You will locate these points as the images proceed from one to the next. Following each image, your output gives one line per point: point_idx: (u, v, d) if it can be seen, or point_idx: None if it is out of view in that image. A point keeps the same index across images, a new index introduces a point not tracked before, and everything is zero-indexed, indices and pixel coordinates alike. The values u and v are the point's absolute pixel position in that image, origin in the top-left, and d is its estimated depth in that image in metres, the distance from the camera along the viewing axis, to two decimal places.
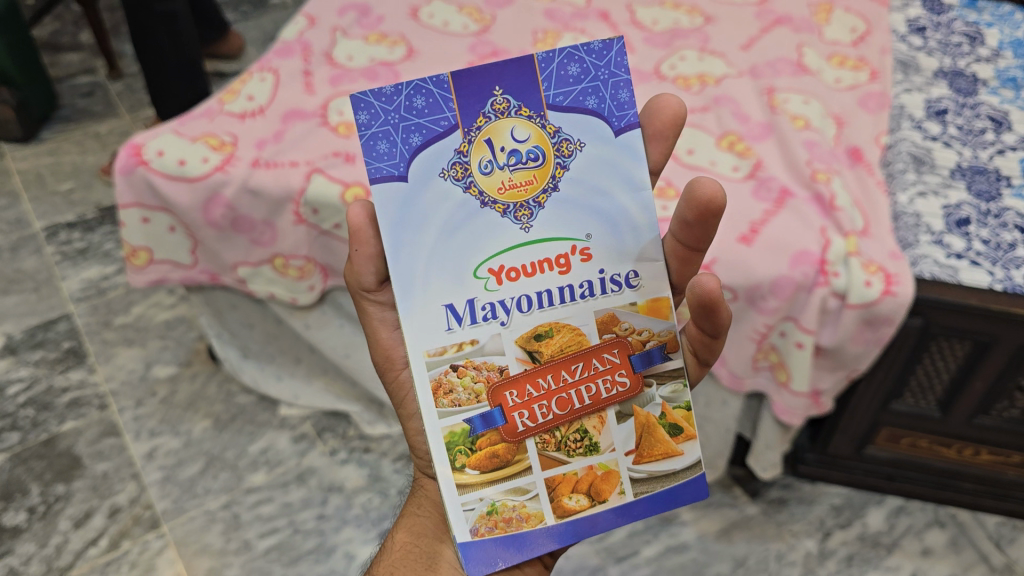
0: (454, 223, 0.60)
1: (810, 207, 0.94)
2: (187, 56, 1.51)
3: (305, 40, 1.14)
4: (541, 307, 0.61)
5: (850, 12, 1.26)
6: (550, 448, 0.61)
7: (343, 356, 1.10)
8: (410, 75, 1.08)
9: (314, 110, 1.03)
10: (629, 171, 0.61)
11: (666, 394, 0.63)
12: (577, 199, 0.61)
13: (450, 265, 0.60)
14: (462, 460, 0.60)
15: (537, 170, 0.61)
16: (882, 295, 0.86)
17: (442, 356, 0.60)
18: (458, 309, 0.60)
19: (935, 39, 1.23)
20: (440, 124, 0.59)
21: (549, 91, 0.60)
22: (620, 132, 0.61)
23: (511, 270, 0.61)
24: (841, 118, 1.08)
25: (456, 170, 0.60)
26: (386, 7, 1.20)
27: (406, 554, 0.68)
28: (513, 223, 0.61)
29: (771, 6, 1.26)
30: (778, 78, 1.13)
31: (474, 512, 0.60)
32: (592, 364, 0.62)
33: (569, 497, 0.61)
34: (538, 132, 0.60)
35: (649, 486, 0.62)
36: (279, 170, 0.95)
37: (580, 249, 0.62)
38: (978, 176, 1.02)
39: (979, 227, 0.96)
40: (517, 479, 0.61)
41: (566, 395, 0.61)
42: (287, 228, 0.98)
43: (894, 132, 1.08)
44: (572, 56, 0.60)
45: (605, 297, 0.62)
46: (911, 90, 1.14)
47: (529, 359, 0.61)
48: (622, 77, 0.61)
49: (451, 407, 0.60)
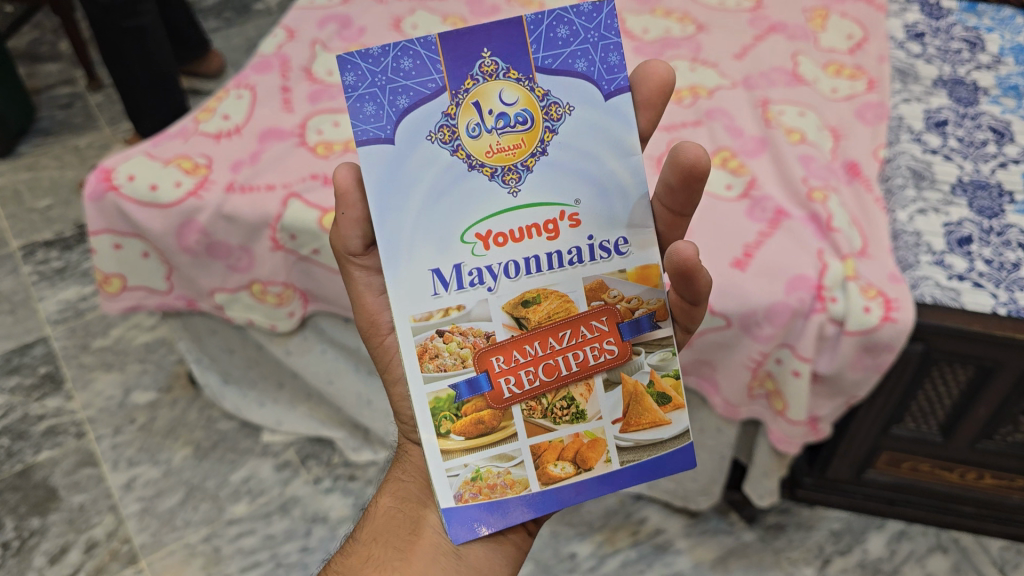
0: (440, 188, 0.60)
1: (806, 227, 0.90)
2: (156, 70, 1.52)
3: (284, 54, 1.10)
4: (529, 273, 0.61)
5: (845, 18, 1.22)
6: (535, 415, 0.62)
7: (326, 382, 1.07)
8: None
9: (292, 129, 1.00)
10: (616, 135, 0.61)
11: (654, 361, 0.62)
12: (566, 162, 0.61)
13: (435, 231, 0.60)
14: (447, 426, 0.61)
15: (525, 134, 0.60)
16: (881, 321, 0.82)
17: (428, 320, 0.60)
18: (445, 274, 0.61)
19: (935, 45, 1.19)
20: (427, 86, 0.59)
21: (537, 53, 0.60)
22: (609, 96, 0.60)
23: (499, 236, 0.61)
24: (837, 130, 1.05)
25: (443, 133, 0.60)
26: (367, 18, 1.16)
27: (390, 519, 0.68)
28: (501, 187, 0.60)
29: (765, 14, 1.22)
30: (772, 90, 1.09)
31: (458, 478, 0.61)
32: (580, 331, 0.62)
33: (554, 464, 0.61)
34: (526, 95, 0.60)
35: (636, 455, 0.62)
36: (254, 194, 0.92)
37: (568, 215, 0.61)
38: (980, 191, 0.99)
39: (981, 245, 0.92)
40: (503, 445, 0.61)
41: (553, 361, 0.62)
42: (264, 254, 0.94)
43: (893, 144, 1.05)
44: (561, 17, 0.59)
45: (593, 263, 0.62)
46: (910, 99, 1.10)
47: (516, 326, 0.61)
48: (612, 40, 0.60)
49: (436, 372, 0.60)
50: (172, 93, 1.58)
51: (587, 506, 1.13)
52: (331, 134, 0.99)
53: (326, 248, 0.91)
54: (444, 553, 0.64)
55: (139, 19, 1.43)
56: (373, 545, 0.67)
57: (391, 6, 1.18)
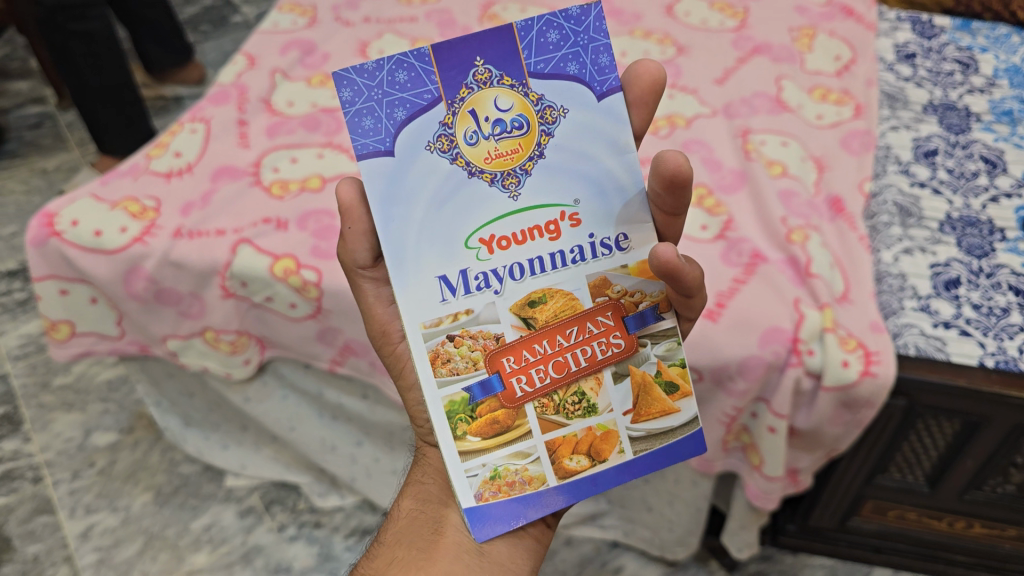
0: (442, 196, 0.57)
1: (784, 271, 0.86)
2: (110, 81, 1.51)
3: (242, 83, 1.05)
4: (534, 275, 0.58)
5: (834, 37, 1.16)
6: (549, 411, 0.59)
7: (287, 429, 1.03)
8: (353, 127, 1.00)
9: (247, 167, 0.95)
10: (611, 135, 0.58)
11: (660, 352, 0.60)
12: (564, 164, 0.58)
13: (439, 238, 0.57)
14: (463, 427, 0.58)
15: (521, 139, 0.57)
16: (861, 376, 0.78)
17: (437, 327, 0.57)
18: (452, 279, 0.57)
19: (926, 67, 1.14)
20: (423, 96, 0.56)
21: (529, 59, 0.56)
22: (601, 97, 0.57)
23: (502, 239, 0.58)
24: (822, 160, 1.00)
25: (442, 142, 0.56)
26: (332, 44, 1.11)
27: (414, 521, 0.66)
28: (502, 193, 0.57)
29: (749, 33, 1.17)
30: (753, 118, 1.04)
31: (477, 478, 0.58)
32: (587, 327, 0.59)
33: (569, 459, 0.59)
34: (521, 100, 0.57)
35: (647, 445, 0.59)
36: (203, 240, 0.88)
37: (568, 215, 0.58)
38: (969, 228, 0.94)
39: (970, 289, 0.88)
40: (518, 443, 0.59)
41: (563, 357, 0.59)
42: (214, 302, 0.89)
43: (879, 177, 1.00)
44: (551, 22, 0.56)
45: (595, 261, 0.59)
46: (898, 127, 1.06)
47: (525, 326, 0.58)
48: (601, 41, 0.57)
49: (450, 376, 0.58)
50: (128, 104, 1.56)
51: (559, 554, 1.10)
52: (287, 172, 0.95)
53: (279, 297, 0.87)
54: (468, 551, 0.62)
55: (87, 22, 1.42)
56: (398, 547, 0.65)
57: (358, 30, 1.14)
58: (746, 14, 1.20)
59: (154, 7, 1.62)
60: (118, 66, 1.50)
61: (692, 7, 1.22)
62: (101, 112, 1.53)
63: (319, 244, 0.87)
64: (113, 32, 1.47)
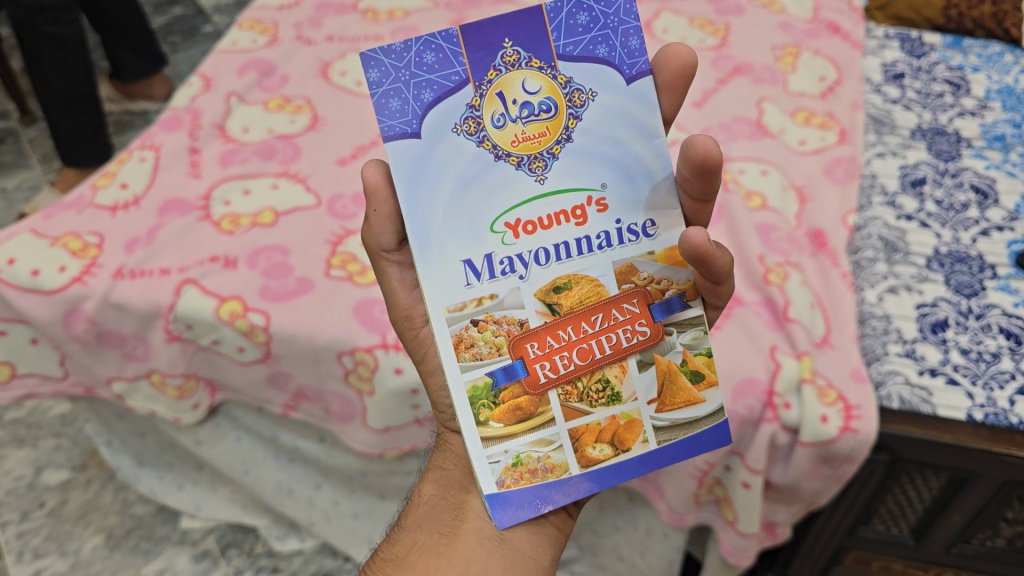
0: (468, 178, 0.54)
1: (760, 314, 0.81)
2: (79, 91, 1.36)
3: (195, 108, 1.00)
4: (559, 260, 0.55)
5: (819, 56, 1.12)
6: (572, 399, 0.55)
7: (242, 472, 0.98)
8: (310, 157, 0.95)
9: (196, 200, 0.90)
10: (639, 118, 0.54)
11: (686, 341, 0.56)
12: (593, 148, 0.55)
13: (464, 222, 0.54)
14: (486, 414, 0.54)
15: (549, 122, 0.54)
16: (841, 432, 0.73)
17: (461, 311, 0.54)
18: (476, 264, 0.54)
19: (915, 88, 1.09)
20: (451, 78, 0.53)
21: (557, 41, 0.54)
22: (631, 80, 0.54)
23: (528, 224, 0.54)
24: (803, 190, 0.96)
25: (469, 125, 0.54)
26: (292, 65, 1.06)
27: (433, 507, 0.61)
28: (528, 177, 0.54)
29: (729, 52, 1.12)
30: (730, 145, 1.00)
31: (500, 464, 0.55)
32: (612, 314, 0.55)
33: (592, 447, 0.55)
34: (549, 82, 0.54)
35: (671, 435, 0.56)
36: (144, 281, 0.83)
37: (595, 199, 0.55)
38: (958, 264, 0.89)
39: (958, 332, 0.83)
40: (541, 431, 0.55)
41: (587, 344, 0.55)
42: (158, 344, 0.84)
43: (864, 209, 0.95)
44: (581, 4, 0.53)
45: (622, 247, 0.56)
46: (885, 153, 1.01)
47: (549, 312, 0.55)
48: (631, 24, 0.54)
49: (473, 361, 0.54)
50: (95, 121, 1.41)
51: None
52: (239, 205, 0.90)
53: (225, 340, 0.82)
54: (492, 538, 0.57)
55: (61, 26, 1.26)
56: (416, 531, 0.60)
57: (320, 49, 1.09)
58: (727, 32, 1.15)
59: (129, 12, 1.43)
60: (84, 75, 1.34)
61: (670, 24, 1.15)
62: (63, 121, 1.37)
63: (268, 284, 0.83)
64: (84, 36, 1.33)
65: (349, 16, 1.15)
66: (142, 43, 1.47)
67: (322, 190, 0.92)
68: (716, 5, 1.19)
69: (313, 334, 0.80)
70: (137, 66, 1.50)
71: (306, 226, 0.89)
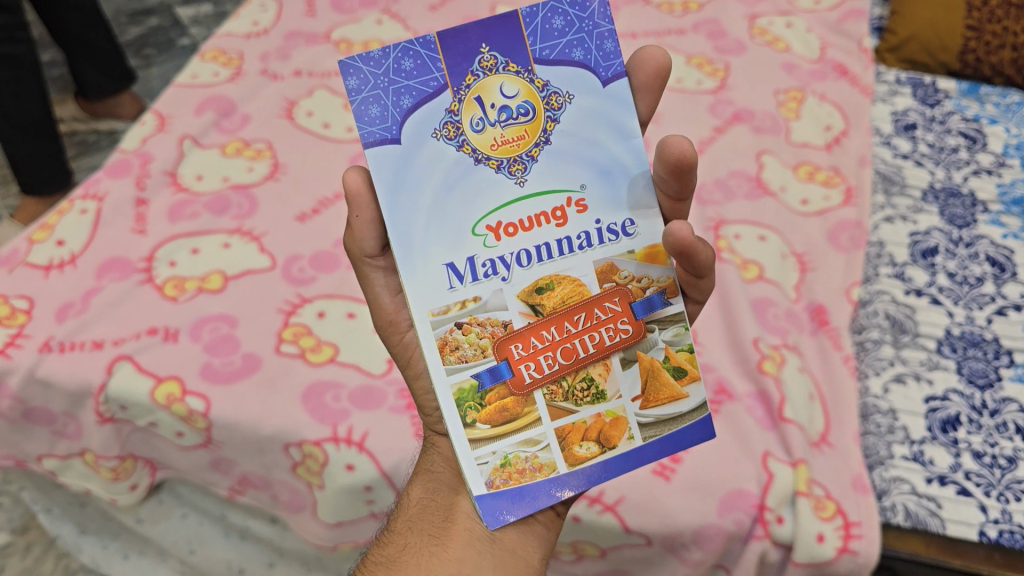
0: (449, 181, 0.48)
1: (753, 410, 0.74)
2: (36, 112, 1.23)
3: (145, 151, 0.91)
4: (542, 261, 0.49)
5: (824, 101, 1.05)
6: (557, 398, 0.49)
7: (186, 552, 0.89)
8: (267, 212, 0.87)
9: (138, 261, 0.82)
10: (617, 119, 0.49)
11: (668, 337, 0.50)
12: (573, 151, 0.49)
13: (445, 225, 0.48)
14: (472, 415, 0.48)
15: (527, 126, 0.48)
16: (838, 554, 0.65)
17: (445, 313, 0.48)
18: (458, 267, 0.48)
19: (927, 141, 1.00)
20: (429, 84, 0.47)
21: (534, 45, 0.48)
22: (605, 83, 0.49)
23: (509, 225, 0.48)
24: (804, 258, 0.88)
25: (448, 130, 0.48)
26: (255, 104, 0.98)
27: (422, 509, 0.54)
28: (507, 179, 0.48)
29: (728, 96, 1.04)
30: (726, 205, 0.92)
31: (488, 465, 0.48)
32: (594, 313, 0.49)
33: (579, 445, 0.49)
34: (527, 86, 0.48)
35: (656, 431, 0.49)
36: (75, 357, 0.75)
37: (576, 201, 0.49)
38: (972, 350, 0.81)
39: (971, 431, 0.75)
40: (526, 430, 0.49)
41: (571, 344, 0.49)
42: (90, 425, 0.76)
43: (869, 281, 0.87)
44: (556, 7, 0.48)
45: (603, 248, 0.49)
46: (893, 217, 0.93)
47: (532, 313, 0.49)
48: (606, 26, 0.49)
49: (458, 364, 0.48)
50: (55, 144, 1.28)
51: None
52: (185, 267, 0.82)
53: (163, 425, 0.74)
54: (484, 539, 0.51)
55: (13, 45, 1.16)
56: (406, 536, 0.53)
57: (286, 85, 1.01)
58: (726, 73, 1.07)
59: (98, 29, 1.35)
60: (39, 98, 1.22)
61: None
62: (21, 146, 1.23)
63: (211, 361, 0.75)
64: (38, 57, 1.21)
65: (321, 46, 1.07)
66: (110, 60, 1.38)
67: (277, 251, 0.84)
68: (716, 42, 1.11)
69: (257, 424, 0.72)
70: (104, 83, 1.40)
71: (258, 292, 0.81)
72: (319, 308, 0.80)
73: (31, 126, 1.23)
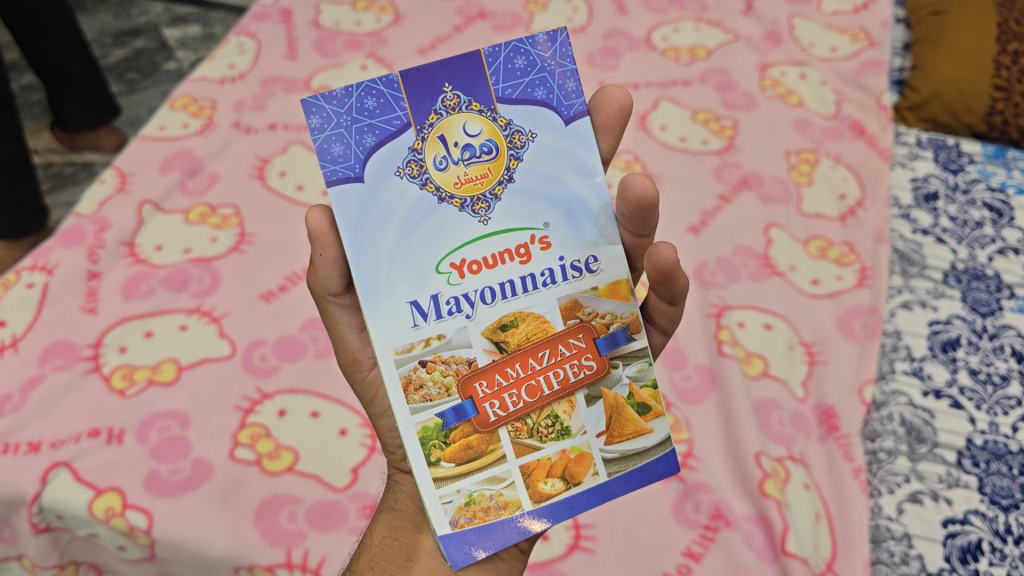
0: (412, 220, 0.46)
1: (752, 537, 0.67)
2: (11, 152, 1.16)
3: (102, 217, 0.85)
4: (505, 298, 0.47)
5: (839, 164, 0.97)
6: (522, 435, 0.47)
7: None
8: (229, 289, 0.81)
9: (85, 347, 0.75)
10: (579, 158, 0.48)
11: (632, 373, 0.48)
12: (536, 188, 0.48)
13: (408, 263, 0.46)
14: (437, 453, 0.46)
15: (491, 164, 0.47)
16: None
17: (409, 352, 0.46)
18: (422, 305, 0.46)
19: (949, 213, 0.92)
20: (392, 122, 0.46)
21: (496, 85, 0.47)
22: (569, 121, 0.48)
23: (473, 263, 0.47)
24: (813, 348, 0.81)
25: (411, 168, 0.46)
26: (225, 162, 0.91)
27: (386, 547, 0.51)
28: (470, 218, 0.47)
29: (735, 158, 0.97)
30: (730, 288, 0.84)
31: (452, 504, 0.46)
32: (559, 349, 0.47)
33: (543, 481, 0.46)
34: (490, 125, 0.47)
35: (621, 467, 0.47)
36: (9, 460, 0.68)
37: (539, 238, 0.48)
38: (996, 463, 0.73)
39: (994, 562, 0.67)
40: (490, 469, 0.46)
41: (536, 381, 0.47)
42: (25, 533, 0.67)
43: (884, 379, 0.79)
44: (519, 47, 0.47)
45: (566, 285, 0.48)
46: (912, 303, 0.85)
47: (497, 350, 0.47)
48: (569, 65, 0.48)
49: (423, 403, 0.46)
50: (30, 184, 1.21)
51: None
52: (137, 353, 0.75)
53: (103, 539, 0.66)
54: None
55: None
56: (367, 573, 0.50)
57: (260, 140, 0.94)
58: (735, 131, 1.00)
59: (80, 62, 1.30)
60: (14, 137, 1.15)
61: (669, 120, 1.00)
62: None
63: (158, 468, 0.69)
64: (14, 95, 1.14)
65: (299, 95, 1.00)
66: (91, 95, 1.32)
67: (238, 336, 0.78)
68: (724, 95, 1.04)
69: (204, 544, 0.65)
70: (84, 117, 1.33)
71: (216, 383, 0.74)
72: (280, 406, 0.73)
73: (6, 166, 1.15)
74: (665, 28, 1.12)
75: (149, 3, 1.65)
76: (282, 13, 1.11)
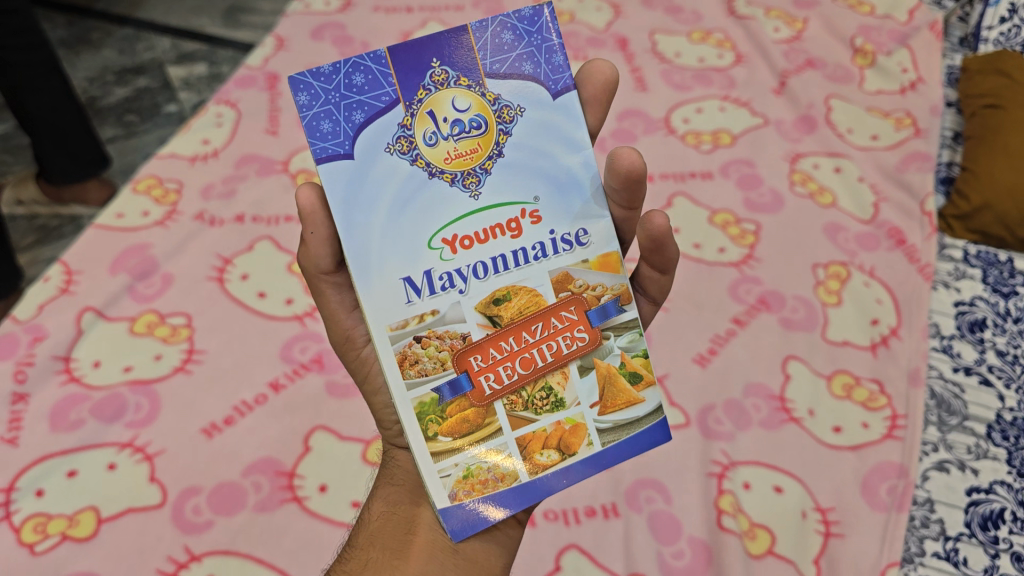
0: (404, 196, 0.44)
1: None
2: None
3: (38, 326, 0.77)
4: (497, 273, 0.46)
5: (873, 280, 0.86)
6: (517, 408, 0.46)
7: None
8: (167, 421, 0.72)
9: None
10: (569, 133, 0.46)
11: (623, 344, 0.47)
12: (525, 163, 0.46)
13: (400, 240, 0.44)
14: (433, 428, 0.45)
15: (481, 139, 0.45)
16: None
17: (404, 328, 0.45)
18: (415, 281, 0.45)
19: (997, 347, 0.80)
20: (380, 99, 0.44)
21: (484, 60, 0.45)
22: (557, 96, 0.46)
23: (464, 237, 0.45)
24: (829, 516, 0.70)
25: (401, 144, 0.44)
26: (184, 260, 0.83)
27: (386, 523, 0.51)
28: (461, 193, 0.45)
29: (754, 271, 0.86)
30: (737, 438, 0.74)
31: (451, 477, 0.45)
32: (551, 323, 0.46)
33: (539, 453, 0.46)
34: (478, 101, 0.45)
35: (615, 437, 0.46)
36: None
37: (530, 213, 0.46)
38: None
39: None
40: (486, 441, 0.46)
41: (529, 354, 0.46)
42: None
43: (911, 561, 0.67)
44: (506, 21, 0.45)
45: (557, 258, 0.47)
46: (948, 463, 0.72)
47: (491, 325, 0.46)
48: (554, 40, 0.46)
49: (419, 377, 0.45)
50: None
51: None
52: (55, 499, 0.67)
53: None
54: (447, 550, 0.48)
55: None
56: (368, 550, 0.51)
57: (224, 236, 0.85)
58: (756, 237, 0.89)
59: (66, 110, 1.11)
60: None
61: (682, 220, 0.90)
62: None
63: None
64: None
65: (274, 179, 0.90)
66: (78, 147, 1.14)
67: (171, 480, 0.69)
68: (747, 192, 0.93)
69: None
70: (73, 170, 1.15)
71: (139, 539, 0.65)
72: (208, 571, 0.64)
73: None
74: (686, 108, 1.01)
75: (155, 37, 1.48)
76: (269, 78, 1.01)
